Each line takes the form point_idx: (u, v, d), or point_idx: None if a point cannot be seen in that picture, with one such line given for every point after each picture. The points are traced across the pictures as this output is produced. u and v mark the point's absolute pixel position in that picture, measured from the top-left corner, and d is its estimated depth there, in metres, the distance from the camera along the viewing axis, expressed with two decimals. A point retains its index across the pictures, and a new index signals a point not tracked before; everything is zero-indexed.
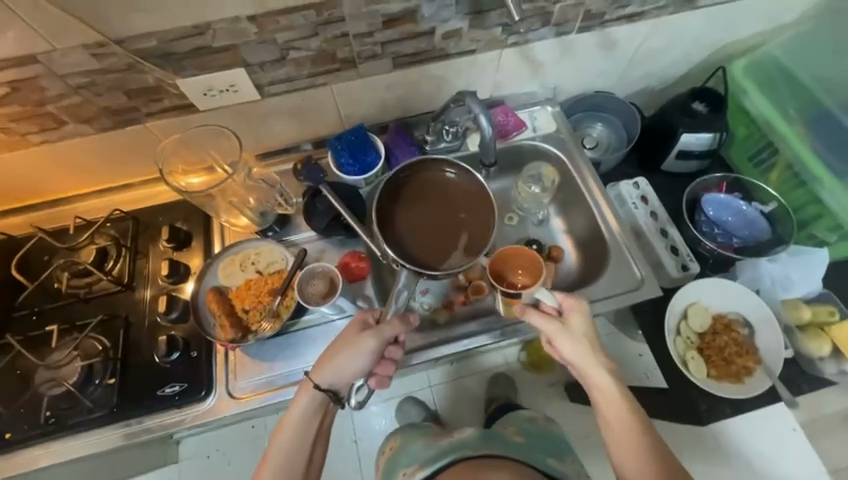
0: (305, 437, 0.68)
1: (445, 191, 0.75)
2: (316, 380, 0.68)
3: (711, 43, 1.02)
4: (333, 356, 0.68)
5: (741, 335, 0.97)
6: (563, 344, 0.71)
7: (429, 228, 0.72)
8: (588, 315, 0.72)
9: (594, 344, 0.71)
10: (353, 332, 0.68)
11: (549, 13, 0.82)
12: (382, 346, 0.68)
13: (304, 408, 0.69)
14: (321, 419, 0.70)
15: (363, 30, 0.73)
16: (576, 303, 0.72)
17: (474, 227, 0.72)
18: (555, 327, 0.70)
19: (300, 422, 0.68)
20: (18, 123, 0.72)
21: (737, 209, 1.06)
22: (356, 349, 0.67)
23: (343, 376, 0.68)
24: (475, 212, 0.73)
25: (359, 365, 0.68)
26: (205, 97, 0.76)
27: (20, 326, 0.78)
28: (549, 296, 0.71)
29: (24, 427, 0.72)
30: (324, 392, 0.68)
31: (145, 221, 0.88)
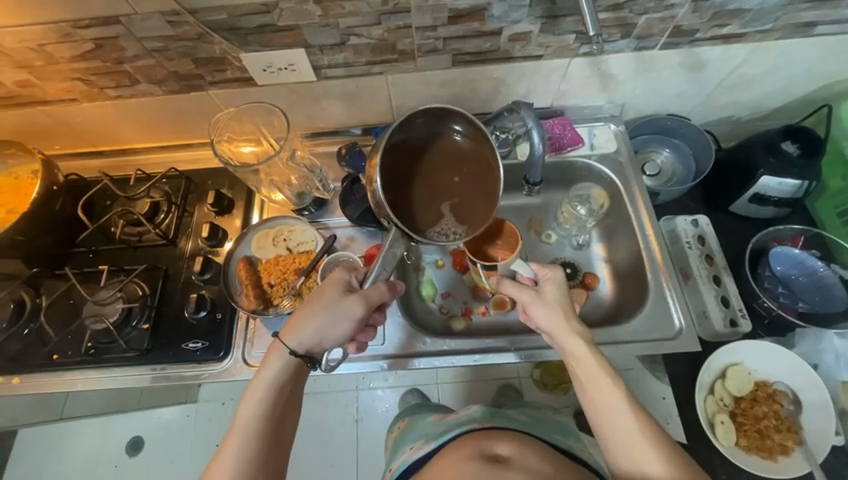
0: (274, 404, 0.61)
1: (453, 155, 0.65)
2: (287, 340, 0.63)
3: (818, 76, 0.89)
4: (309, 319, 0.63)
5: (784, 409, 0.88)
6: (537, 312, 0.68)
7: (428, 193, 0.62)
8: (562, 284, 0.69)
9: (570, 312, 0.67)
10: (332, 293, 0.64)
11: (631, 24, 0.74)
12: (368, 314, 0.64)
13: (276, 371, 0.63)
14: (292, 387, 0.64)
15: (427, 23, 0.70)
16: (551, 272, 0.70)
17: (477, 202, 0.63)
18: (529, 295, 0.68)
19: (271, 386, 0.62)
20: (98, 77, 0.77)
21: (811, 269, 0.94)
22: (339, 312, 0.63)
23: (321, 339, 0.64)
24: (481, 185, 0.64)
25: (339, 328, 0.64)
26: (264, 73, 0.77)
27: (79, 261, 0.87)
28: (524, 267, 0.72)
29: (68, 352, 0.80)
30: (298, 356, 0.63)
31: (195, 182, 0.94)
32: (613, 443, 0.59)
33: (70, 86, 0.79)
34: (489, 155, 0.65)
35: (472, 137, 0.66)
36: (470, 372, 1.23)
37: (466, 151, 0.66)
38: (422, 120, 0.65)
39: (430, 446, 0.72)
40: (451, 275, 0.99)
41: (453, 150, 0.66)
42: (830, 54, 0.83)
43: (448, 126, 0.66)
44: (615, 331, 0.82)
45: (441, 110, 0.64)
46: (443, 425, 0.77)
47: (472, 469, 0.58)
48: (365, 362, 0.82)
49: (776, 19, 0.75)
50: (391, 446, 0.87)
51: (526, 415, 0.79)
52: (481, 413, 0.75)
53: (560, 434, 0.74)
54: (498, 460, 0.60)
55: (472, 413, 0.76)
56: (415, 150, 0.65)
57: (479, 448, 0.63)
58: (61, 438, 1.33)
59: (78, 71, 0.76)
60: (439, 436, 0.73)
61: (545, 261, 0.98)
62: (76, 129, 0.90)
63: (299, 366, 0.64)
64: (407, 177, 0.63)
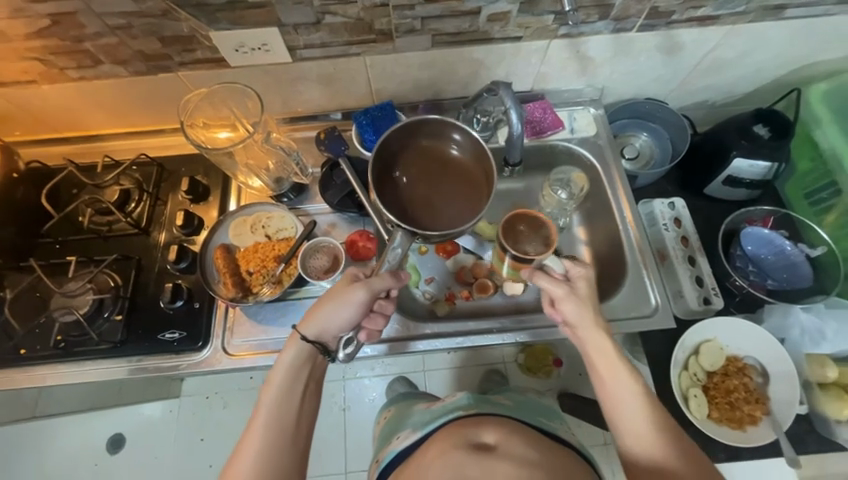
0: (293, 393, 0.62)
1: (453, 161, 0.67)
2: (302, 330, 0.63)
3: (787, 60, 0.91)
4: (319, 308, 0.63)
5: (753, 382, 0.91)
6: (567, 307, 0.66)
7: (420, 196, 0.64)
8: (592, 280, 0.68)
9: (597, 309, 0.66)
10: (339, 282, 0.64)
11: (608, 5, 0.74)
12: (371, 298, 0.62)
13: (292, 362, 0.63)
14: (311, 374, 0.65)
15: (404, 1, 0.69)
16: (586, 269, 0.68)
17: (477, 201, 0.64)
18: (562, 290, 0.66)
19: (288, 376, 0.63)
20: (56, 57, 0.73)
21: (780, 248, 0.97)
22: (343, 300, 0.62)
23: (330, 328, 0.63)
24: (480, 183, 0.65)
25: (346, 318, 0.63)
26: (237, 54, 0.75)
27: (45, 252, 0.83)
28: (556, 262, 0.70)
29: (37, 347, 0.77)
30: (310, 342, 0.63)
31: (168, 169, 0.90)
32: (624, 431, 0.61)
33: (27, 67, 0.74)
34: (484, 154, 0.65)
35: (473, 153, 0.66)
36: (457, 359, 1.24)
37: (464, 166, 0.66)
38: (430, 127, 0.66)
39: (417, 434, 0.73)
40: (434, 261, 0.99)
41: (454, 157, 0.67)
42: (799, 38, 0.85)
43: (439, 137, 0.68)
44: None
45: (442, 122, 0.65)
46: (429, 413, 0.78)
47: (459, 457, 0.59)
48: None
49: (748, 1, 0.76)
50: (378, 436, 0.87)
51: (510, 400, 0.81)
52: (466, 401, 0.76)
53: (544, 418, 0.75)
54: (484, 448, 0.61)
55: (459, 401, 0.76)
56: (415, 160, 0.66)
57: (464, 436, 0.64)
58: (37, 440, 1.29)
59: (35, 50, 0.71)
60: (425, 426, 0.74)
61: None
62: (37, 114, 0.86)
63: (313, 354, 0.64)
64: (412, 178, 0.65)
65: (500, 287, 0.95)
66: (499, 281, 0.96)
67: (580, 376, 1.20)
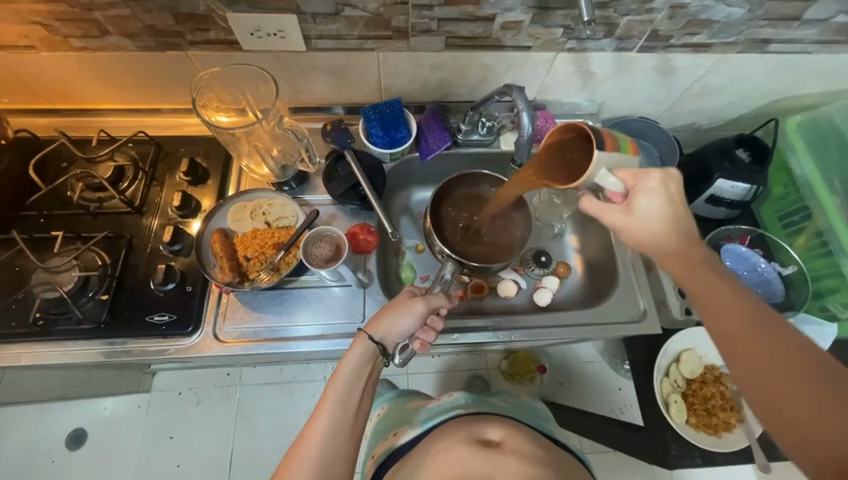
0: (356, 388, 0.65)
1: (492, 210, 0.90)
2: (371, 332, 0.68)
3: (769, 91, 0.99)
4: (385, 314, 0.69)
5: (729, 390, 0.97)
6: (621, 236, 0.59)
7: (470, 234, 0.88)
8: (666, 188, 0.55)
9: (671, 222, 0.56)
10: (401, 294, 0.71)
11: (614, 24, 0.78)
12: (429, 311, 0.70)
13: (357, 360, 0.67)
14: (371, 372, 0.68)
15: (423, 1, 0.71)
16: (649, 179, 0.56)
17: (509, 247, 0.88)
18: (612, 212, 0.58)
19: (352, 372, 0.66)
20: (62, 24, 0.70)
21: (754, 265, 1.03)
22: (405, 312, 0.69)
23: (391, 333, 0.69)
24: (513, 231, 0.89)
25: (407, 326, 0.69)
26: (252, 38, 0.74)
27: (27, 225, 0.79)
28: (609, 180, 0.57)
29: (12, 324, 0.73)
30: (376, 343, 0.68)
31: (166, 150, 0.88)
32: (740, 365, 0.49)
33: (28, 31, 0.72)
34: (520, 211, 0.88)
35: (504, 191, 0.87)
36: (442, 362, 1.23)
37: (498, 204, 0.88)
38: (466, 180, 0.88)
39: (416, 431, 0.72)
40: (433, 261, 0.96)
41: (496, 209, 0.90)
42: (781, 71, 0.93)
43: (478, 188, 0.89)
44: (583, 314, 0.86)
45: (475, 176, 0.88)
46: (426, 411, 0.78)
47: (467, 454, 0.61)
48: (341, 339, 0.78)
49: (739, 33, 0.82)
50: (370, 434, 0.86)
51: (505, 402, 0.81)
52: (464, 401, 0.76)
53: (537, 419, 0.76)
54: (489, 444, 0.63)
55: (457, 401, 0.76)
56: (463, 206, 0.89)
57: (466, 434, 0.65)
58: None
59: (40, 14, 0.69)
60: (425, 422, 0.74)
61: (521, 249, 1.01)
62: (30, 82, 0.82)
63: (375, 355, 0.68)
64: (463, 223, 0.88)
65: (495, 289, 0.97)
66: (493, 283, 0.98)
67: (560, 385, 1.20)
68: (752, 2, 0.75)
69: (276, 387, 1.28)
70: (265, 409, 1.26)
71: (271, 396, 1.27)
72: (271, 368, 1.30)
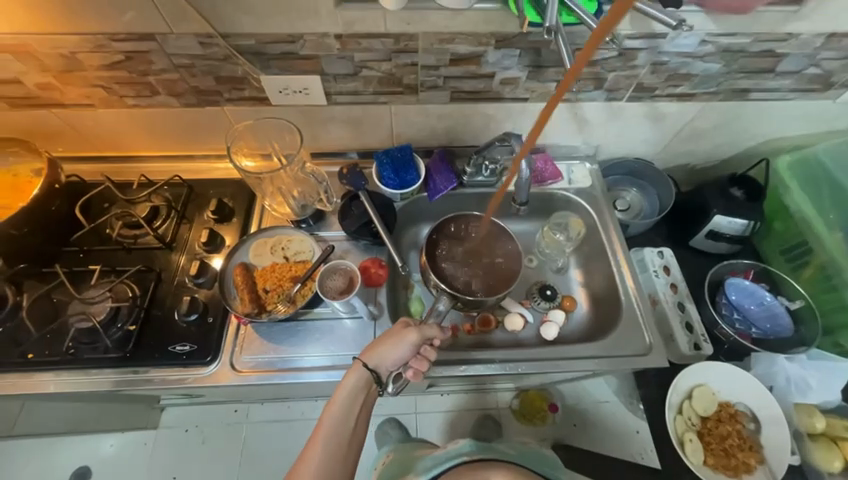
0: (350, 416, 0.70)
1: (486, 245, 0.96)
2: (365, 360, 0.72)
3: (756, 134, 1.05)
4: (379, 343, 0.72)
5: (746, 429, 0.93)
6: None
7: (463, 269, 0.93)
8: None
9: None
10: (395, 325, 0.74)
11: (602, 78, 0.87)
12: (421, 341, 0.73)
13: (351, 387, 0.71)
14: (366, 398, 0.72)
15: (431, 63, 0.81)
16: None
17: (501, 282, 0.92)
18: None
19: (346, 399, 0.70)
20: (120, 86, 0.82)
21: (761, 299, 1.04)
22: (399, 340, 0.72)
23: (384, 362, 0.72)
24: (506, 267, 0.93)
25: (399, 354, 0.72)
26: (280, 95, 0.85)
27: (68, 260, 0.87)
28: None
29: (45, 352, 0.77)
30: (370, 371, 0.71)
31: (197, 191, 0.97)
32: None
33: (90, 92, 0.83)
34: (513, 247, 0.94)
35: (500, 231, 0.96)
36: (452, 401, 1.22)
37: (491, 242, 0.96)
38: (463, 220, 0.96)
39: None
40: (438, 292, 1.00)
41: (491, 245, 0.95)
42: (765, 116, 0.99)
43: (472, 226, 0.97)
44: (588, 348, 0.88)
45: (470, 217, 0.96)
46: (431, 459, 0.77)
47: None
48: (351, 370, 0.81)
49: (719, 83, 0.90)
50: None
51: (512, 448, 0.79)
52: (469, 447, 0.75)
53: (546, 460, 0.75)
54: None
55: (461, 447, 0.76)
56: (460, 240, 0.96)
57: None
58: None
59: (102, 79, 0.80)
60: (429, 470, 0.73)
61: (526, 284, 1.05)
62: (85, 134, 0.93)
63: (369, 383, 0.72)
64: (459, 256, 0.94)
65: (502, 323, 0.99)
66: (501, 317, 1.00)
67: (574, 427, 1.15)
68: (726, 58, 0.84)
69: (284, 425, 1.28)
70: (271, 449, 1.25)
71: (278, 435, 1.26)
72: (279, 404, 1.30)
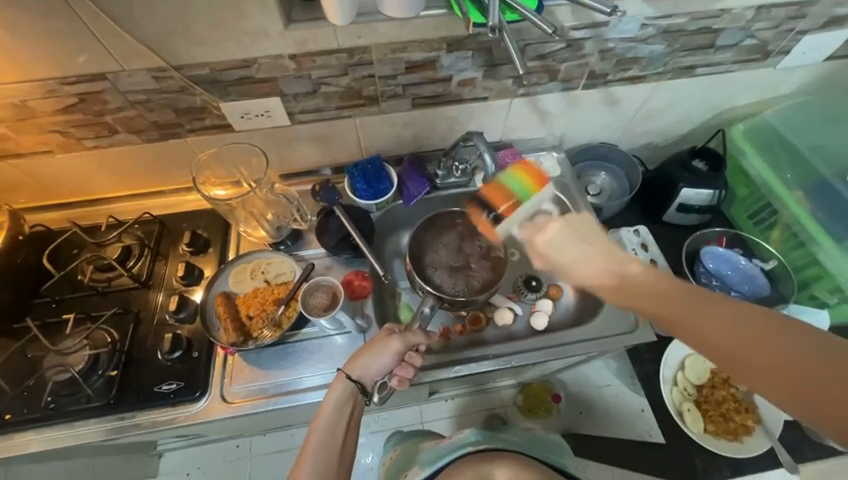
0: (340, 426, 0.69)
1: (473, 248, 0.98)
2: (348, 372, 0.72)
3: (709, 107, 1.09)
4: (361, 354, 0.72)
5: (740, 391, 0.96)
6: (552, 239, 0.60)
7: (449, 267, 0.96)
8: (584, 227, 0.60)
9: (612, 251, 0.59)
10: (378, 333, 0.74)
11: (555, 70, 0.90)
12: (406, 348, 0.73)
13: (337, 400, 0.70)
14: (353, 410, 0.71)
15: (387, 73, 0.82)
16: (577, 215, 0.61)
17: (489, 282, 0.94)
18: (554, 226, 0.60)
19: (333, 411, 0.70)
20: (77, 129, 0.81)
21: (735, 263, 1.07)
22: (382, 349, 0.72)
23: (369, 373, 0.72)
24: (493, 266, 0.96)
25: (383, 363, 0.72)
26: (242, 119, 0.85)
27: (40, 312, 0.84)
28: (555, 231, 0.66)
29: (24, 411, 0.74)
30: (354, 382, 0.71)
31: (169, 226, 0.95)
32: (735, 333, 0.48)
33: (47, 139, 0.82)
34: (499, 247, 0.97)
35: (485, 223, 0.98)
36: (455, 406, 1.20)
37: (475, 236, 0.99)
38: (446, 217, 0.98)
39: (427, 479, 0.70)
40: None
41: (478, 246, 0.98)
42: (714, 89, 1.04)
43: (454, 220, 0.99)
44: (576, 332, 0.89)
45: (452, 212, 0.98)
46: (437, 451, 0.74)
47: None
48: None
49: (665, 63, 0.94)
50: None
51: (518, 436, 0.78)
52: (475, 437, 0.74)
53: (551, 452, 0.74)
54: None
55: (466, 437, 0.74)
56: (447, 243, 0.98)
57: None
58: None
59: (57, 124, 0.79)
60: (435, 467, 0.71)
61: (512, 277, 1.06)
62: (46, 182, 0.91)
63: (354, 394, 0.71)
64: (442, 256, 0.97)
65: (492, 318, 1.00)
66: (490, 313, 1.01)
67: (581, 414, 1.13)
68: (668, 39, 0.88)
69: (288, 455, 1.24)
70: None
71: (283, 466, 1.23)
72: (283, 432, 1.27)
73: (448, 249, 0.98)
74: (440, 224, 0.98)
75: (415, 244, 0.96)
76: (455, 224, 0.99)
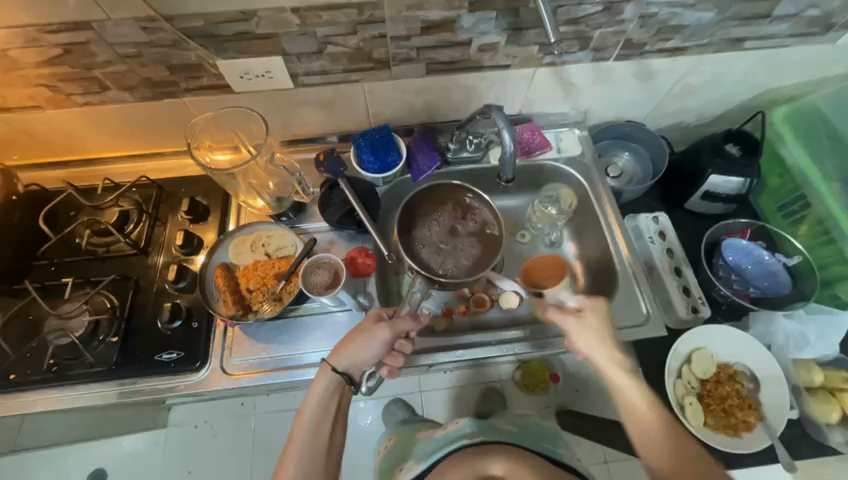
0: (325, 423, 0.68)
1: (467, 228, 0.89)
2: (333, 362, 0.70)
3: (752, 86, 0.99)
4: (347, 343, 0.70)
5: (744, 389, 0.94)
6: (578, 337, 0.71)
7: (440, 247, 0.88)
8: (606, 313, 0.73)
9: (606, 338, 0.71)
10: (367, 320, 0.72)
11: (587, 37, 0.81)
12: (394, 337, 0.71)
13: (322, 391, 0.69)
14: (339, 402, 0.70)
15: (401, 33, 0.74)
16: (595, 305, 0.73)
17: (483, 266, 0.86)
18: (571, 321, 0.72)
19: (318, 403, 0.68)
20: (65, 83, 0.75)
21: (758, 258, 1.02)
22: (371, 337, 0.70)
23: (358, 361, 0.70)
24: (485, 249, 0.87)
25: (371, 352, 0.70)
26: (241, 80, 0.78)
27: (39, 274, 0.83)
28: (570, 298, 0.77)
29: (28, 372, 0.75)
30: (339, 374, 0.69)
31: (168, 191, 0.92)
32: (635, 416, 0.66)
33: (35, 93, 0.77)
34: (494, 226, 0.88)
35: (479, 199, 0.89)
36: (453, 378, 1.20)
37: (468, 213, 0.90)
38: (436, 192, 0.89)
39: (422, 466, 0.71)
40: None
41: (471, 226, 0.89)
42: (761, 66, 0.94)
43: (446, 196, 0.90)
44: (583, 322, 0.87)
45: (444, 187, 0.89)
46: (433, 442, 0.76)
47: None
48: None
49: (712, 34, 0.84)
50: (379, 469, 0.84)
51: (512, 425, 0.78)
52: (471, 428, 0.75)
53: (548, 443, 0.74)
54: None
55: (462, 429, 0.75)
56: (438, 222, 0.90)
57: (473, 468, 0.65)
58: None
59: (43, 77, 0.74)
60: (430, 456, 0.72)
61: (520, 260, 1.02)
62: (39, 138, 0.87)
63: (341, 385, 0.70)
64: (432, 235, 0.89)
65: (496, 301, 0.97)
66: (495, 295, 0.97)
67: (577, 392, 1.14)
68: (720, 5, 0.78)
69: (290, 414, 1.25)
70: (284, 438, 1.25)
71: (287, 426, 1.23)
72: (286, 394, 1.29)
73: (439, 227, 0.89)
74: (431, 200, 0.90)
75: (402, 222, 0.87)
76: (446, 200, 0.90)
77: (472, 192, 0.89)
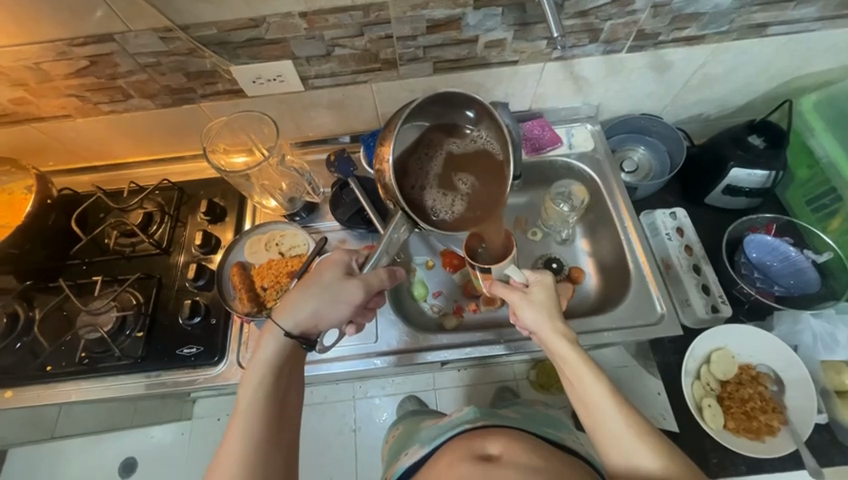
0: (275, 394, 0.63)
1: (466, 159, 0.68)
2: (280, 322, 0.65)
3: (775, 74, 0.95)
4: (304, 297, 0.65)
5: (768, 390, 0.90)
6: (525, 314, 0.67)
7: (433, 186, 0.66)
8: (551, 288, 0.68)
9: (555, 314, 0.66)
10: (334, 274, 0.66)
11: (597, 30, 0.79)
12: (366, 296, 0.67)
13: (270, 357, 0.65)
14: (289, 368, 0.66)
15: (407, 33, 0.75)
16: (541, 276, 0.69)
17: (478, 214, 0.65)
18: (517, 297, 0.67)
19: (268, 375, 0.64)
20: (92, 93, 0.80)
21: (784, 254, 0.98)
22: (338, 295, 0.65)
23: (318, 320, 0.65)
24: (485, 192, 0.66)
25: (338, 311, 0.65)
26: (254, 84, 0.81)
27: (72, 273, 0.88)
28: (516, 272, 0.69)
29: (62, 364, 0.80)
30: (293, 337, 0.65)
31: (188, 193, 0.96)
32: (611, 429, 0.58)
33: (65, 103, 0.82)
34: (499, 162, 0.67)
35: (487, 126, 0.67)
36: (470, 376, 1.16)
37: (471, 147, 0.68)
38: (433, 107, 0.66)
39: (424, 450, 0.73)
40: (441, 273, 0.99)
41: (471, 163, 0.67)
42: (786, 53, 0.89)
43: (447, 115, 0.67)
44: (596, 320, 0.85)
45: (455, 95, 0.64)
46: (437, 429, 0.77)
47: (464, 471, 0.59)
48: (360, 359, 0.82)
49: (731, 21, 0.80)
50: (385, 457, 0.85)
51: (518, 413, 0.79)
52: (472, 414, 0.75)
53: (551, 427, 0.74)
54: (488, 459, 0.60)
55: (465, 415, 0.75)
56: (430, 150, 0.67)
57: (471, 448, 0.64)
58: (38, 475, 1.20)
59: (72, 88, 0.78)
60: (432, 441, 0.74)
61: (532, 259, 1.01)
62: (70, 145, 0.93)
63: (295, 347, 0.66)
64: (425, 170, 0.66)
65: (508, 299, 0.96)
66: None
67: None
68: None
69: None
70: None
71: None
72: None
73: (437, 161, 0.67)
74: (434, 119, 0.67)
75: (391, 147, 0.62)
76: (448, 124, 0.68)
77: (479, 122, 0.68)
